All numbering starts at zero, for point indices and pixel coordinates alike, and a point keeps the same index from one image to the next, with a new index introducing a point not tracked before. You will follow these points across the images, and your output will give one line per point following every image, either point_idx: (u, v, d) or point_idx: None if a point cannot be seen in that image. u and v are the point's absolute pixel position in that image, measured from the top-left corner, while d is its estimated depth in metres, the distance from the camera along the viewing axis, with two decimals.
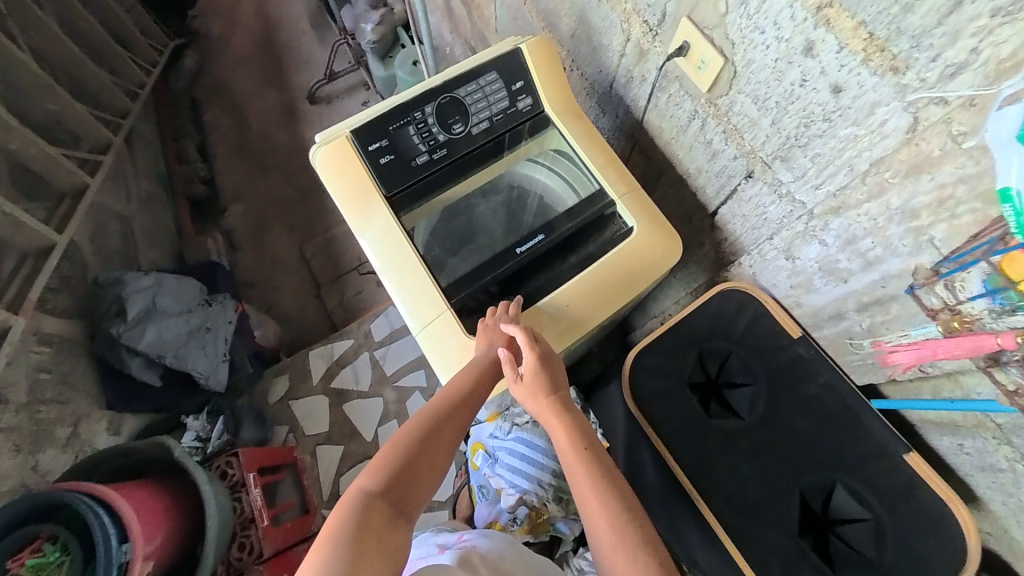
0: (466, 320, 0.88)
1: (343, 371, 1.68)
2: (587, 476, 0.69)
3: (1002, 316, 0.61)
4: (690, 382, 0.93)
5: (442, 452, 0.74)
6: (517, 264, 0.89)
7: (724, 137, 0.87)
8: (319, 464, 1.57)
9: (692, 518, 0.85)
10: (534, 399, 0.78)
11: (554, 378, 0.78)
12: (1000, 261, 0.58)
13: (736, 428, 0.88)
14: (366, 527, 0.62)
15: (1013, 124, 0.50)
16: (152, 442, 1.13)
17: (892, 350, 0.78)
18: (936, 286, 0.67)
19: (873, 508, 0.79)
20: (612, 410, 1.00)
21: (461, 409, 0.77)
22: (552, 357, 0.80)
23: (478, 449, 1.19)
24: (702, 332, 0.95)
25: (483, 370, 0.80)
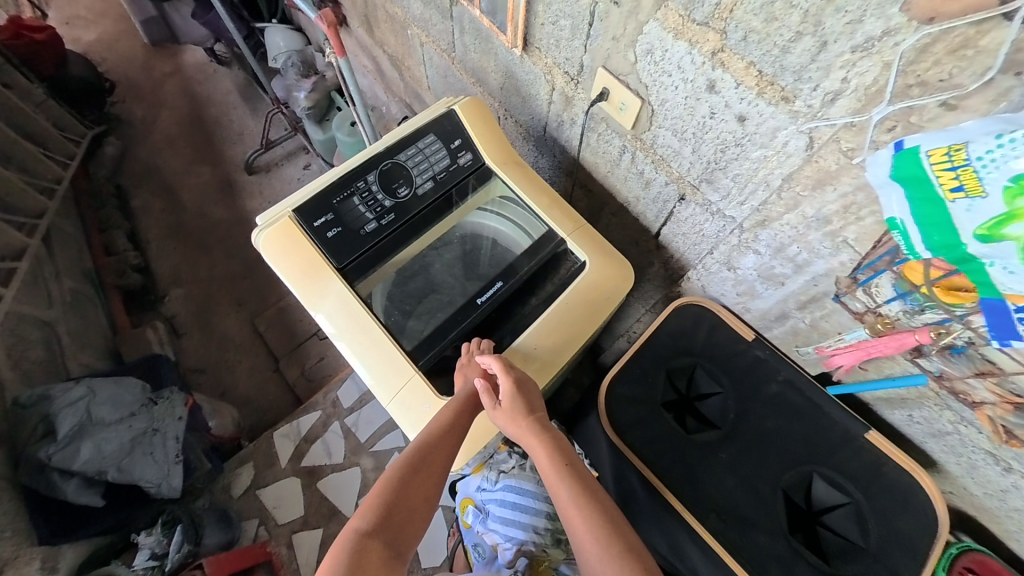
0: (437, 381, 0.85)
1: (314, 447, 1.57)
2: (570, 495, 0.69)
3: (915, 315, 0.67)
4: (663, 402, 0.93)
5: (431, 480, 0.73)
6: (480, 317, 0.90)
7: (654, 166, 0.95)
8: (297, 554, 1.44)
9: (695, 542, 0.83)
10: (513, 424, 0.77)
11: (531, 402, 0.78)
12: (903, 269, 0.64)
13: (715, 439, 0.88)
14: (359, 569, 0.62)
15: (886, 167, 0.55)
16: None
17: (832, 355, 0.82)
18: (857, 293, 0.73)
19: (850, 492, 0.83)
20: (596, 444, 0.95)
21: (443, 441, 0.75)
22: (526, 382, 0.80)
23: (467, 505, 1.13)
24: (665, 352, 0.96)
25: (464, 402, 0.79)
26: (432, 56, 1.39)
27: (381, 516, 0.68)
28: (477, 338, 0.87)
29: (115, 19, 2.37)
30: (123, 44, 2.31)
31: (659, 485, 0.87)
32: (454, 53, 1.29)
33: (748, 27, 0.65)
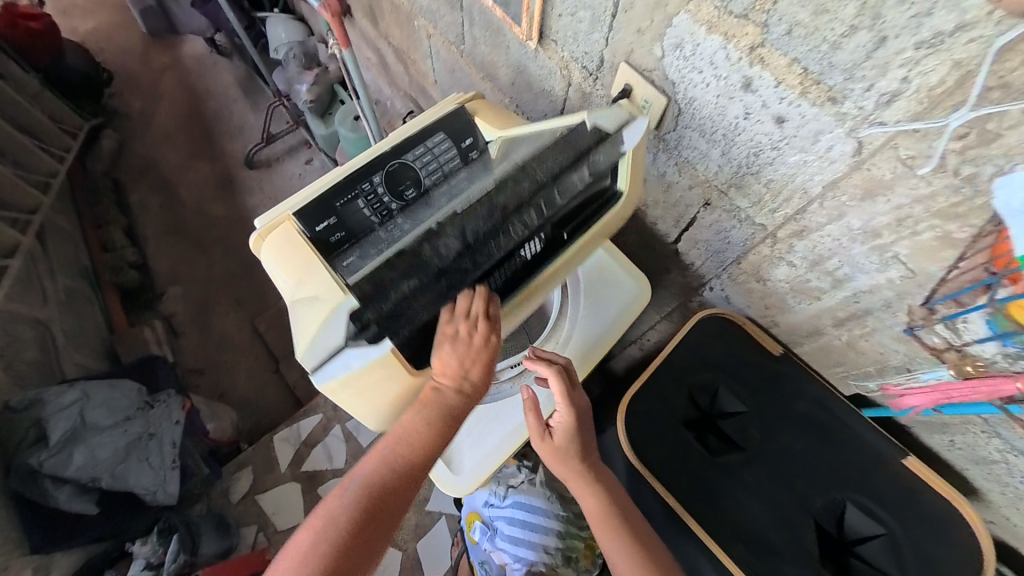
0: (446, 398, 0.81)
1: (314, 452, 1.53)
2: (626, 554, 0.71)
3: (1015, 359, 0.59)
4: (684, 421, 0.86)
5: (385, 523, 0.68)
6: (482, 224, 0.65)
7: (677, 169, 0.89)
8: None
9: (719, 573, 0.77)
10: (564, 465, 0.77)
11: (585, 444, 0.78)
12: (1008, 307, 0.54)
13: (741, 462, 0.82)
14: None
15: None
16: None
17: (902, 393, 0.73)
18: (936, 327, 0.65)
19: (885, 522, 0.77)
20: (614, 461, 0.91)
21: (404, 474, 0.70)
22: (585, 422, 0.79)
23: (473, 521, 1.08)
24: (688, 366, 0.89)
25: (441, 407, 0.70)
26: (439, 50, 1.32)
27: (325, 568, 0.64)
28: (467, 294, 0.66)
29: (113, 9, 2.30)
30: (120, 34, 2.24)
31: (683, 511, 0.80)
32: (462, 47, 1.23)
33: (793, 20, 0.59)
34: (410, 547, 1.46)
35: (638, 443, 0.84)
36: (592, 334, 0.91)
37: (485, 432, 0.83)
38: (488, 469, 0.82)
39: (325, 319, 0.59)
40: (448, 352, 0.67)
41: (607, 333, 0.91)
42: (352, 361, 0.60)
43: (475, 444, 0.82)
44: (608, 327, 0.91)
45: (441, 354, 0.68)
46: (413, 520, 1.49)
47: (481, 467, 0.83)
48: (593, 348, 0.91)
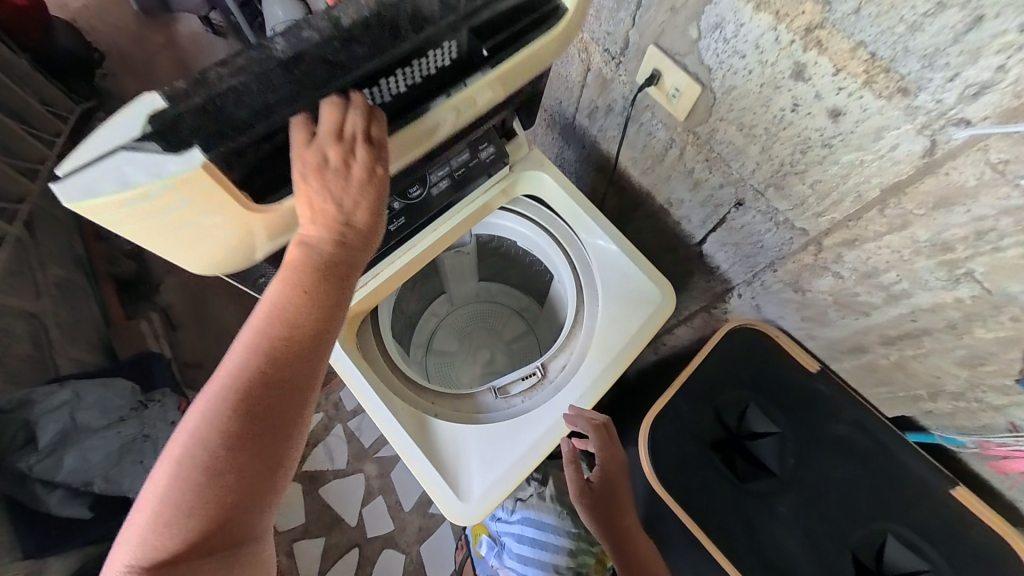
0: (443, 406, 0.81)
1: (314, 452, 1.50)
2: None
3: None
4: (711, 442, 0.80)
5: (277, 446, 0.45)
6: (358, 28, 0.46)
7: (707, 166, 0.80)
8: (298, 564, 1.40)
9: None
10: (603, 519, 0.74)
11: (622, 500, 0.76)
12: None
13: (772, 489, 0.76)
14: None
15: None
16: None
17: (1007, 454, 0.68)
18: None
19: (930, 558, 0.71)
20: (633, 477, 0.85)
21: (291, 354, 0.46)
22: (621, 475, 0.78)
23: (480, 534, 1.04)
24: (715, 382, 0.83)
25: (318, 264, 0.49)
26: None
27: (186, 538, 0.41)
28: (329, 100, 0.47)
29: None
30: (112, 11, 2.14)
31: (709, 540, 0.75)
32: None
33: None
34: (412, 550, 1.43)
35: (661, 467, 0.78)
36: (609, 346, 0.83)
37: (494, 453, 0.76)
38: (497, 498, 0.73)
39: (108, 118, 0.42)
40: (316, 185, 0.47)
41: (627, 344, 0.83)
42: (130, 174, 0.41)
43: (484, 466, 0.75)
44: (628, 338, 0.83)
45: (305, 189, 0.48)
46: (416, 523, 1.45)
47: (490, 494, 0.74)
48: (612, 361, 0.83)
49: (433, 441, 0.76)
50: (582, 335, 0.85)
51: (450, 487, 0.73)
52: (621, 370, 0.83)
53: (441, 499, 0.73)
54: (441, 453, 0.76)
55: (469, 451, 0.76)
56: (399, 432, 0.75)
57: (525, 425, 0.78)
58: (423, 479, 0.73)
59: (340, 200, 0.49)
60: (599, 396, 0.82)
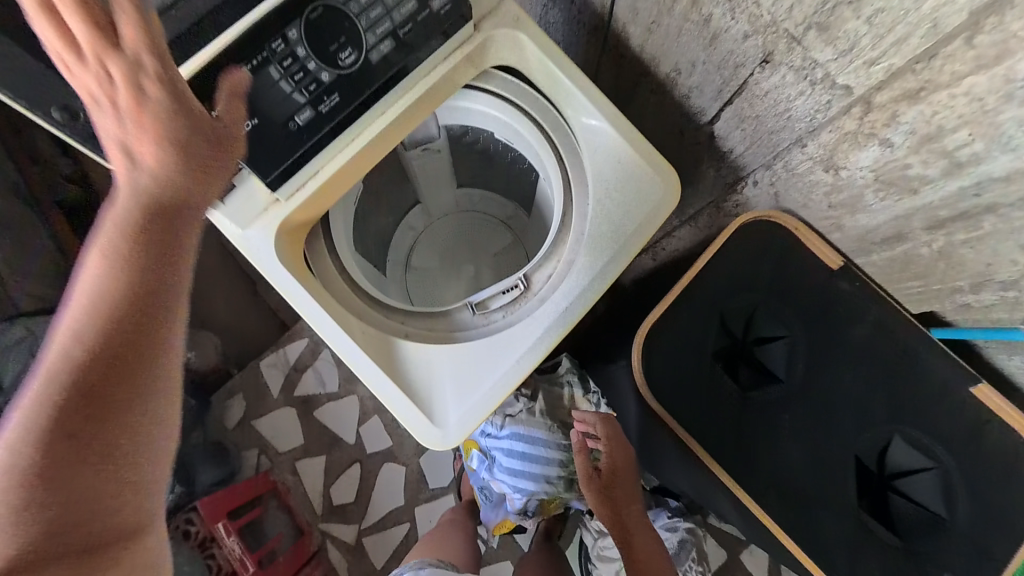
0: (407, 320, 0.72)
1: (304, 376, 1.48)
2: None
3: None
4: (713, 351, 0.72)
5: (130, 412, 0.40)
6: None
7: (731, 8, 0.59)
8: (303, 480, 1.43)
9: (744, 513, 0.71)
10: (610, 508, 0.80)
11: (630, 489, 0.82)
12: None
13: (776, 397, 0.70)
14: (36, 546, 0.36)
15: None
16: None
17: None
18: None
19: (937, 456, 0.66)
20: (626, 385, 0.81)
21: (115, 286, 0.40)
22: (630, 466, 0.83)
23: (471, 449, 1.02)
24: (723, 285, 0.73)
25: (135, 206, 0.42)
26: None
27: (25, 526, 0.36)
28: None
29: None
30: None
31: (702, 452, 0.70)
32: None
33: None
34: (412, 463, 1.46)
35: (655, 379, 0.71)
36: (602, 250, 0.71)
37: (471, 376, 0.68)
38: (474, 422, 0.66)
39: None
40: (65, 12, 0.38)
41: (621, 248, 0.71)
42: None
43: (460, 390, 0.67)
44: (623, 241, 0.71)
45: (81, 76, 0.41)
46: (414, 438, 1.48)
47: (469, 419, 0.66)
48: (605, 268, 0.71)
49: (402, 367, 0.68)
50: (571, 241, 0.73)
51: (422, 414, 0.66)
52: (614, 278, 0.71)
53: (413, 427, 0.66)
54: (410, 379, 0.67)
55: (443, 376, 0.68)
56: (360, 358, 0.65)
57: (505, 344, 0.69)
58: (392, 407, 0.66)
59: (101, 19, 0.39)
60: (589, 308, 0.71)
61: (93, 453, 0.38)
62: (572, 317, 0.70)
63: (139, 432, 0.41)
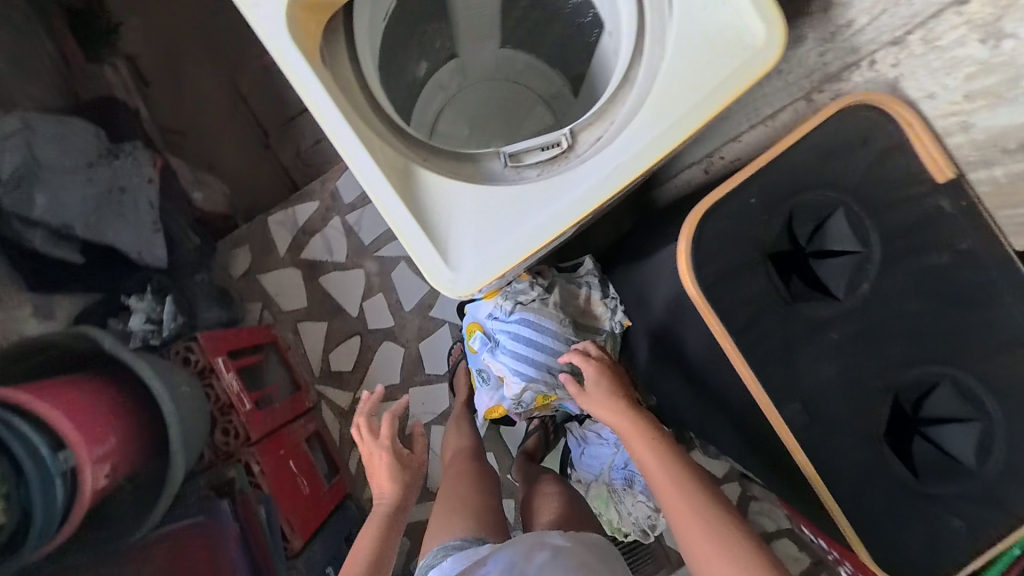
0: (434, 152, 0.63)
1: (313, 241, 1.48)
2: (682, 492, 0.64)
3: None
4: (770, 252, 0.63)
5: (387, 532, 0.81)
6: None
7: None
8: (304, 341, 1.47)
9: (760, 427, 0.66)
10: (602, 409, 0.77)
11: (620, 387, 0.79)
12: None
13: (828, 315, 0.62)
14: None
15: None
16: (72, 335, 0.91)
17: None
18: None
19: (987, 408, 0.57)
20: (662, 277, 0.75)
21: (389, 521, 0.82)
22: (615, 371, 0.82)
23: (475, 331, 0.99)
24: (805, 177, 0.62)
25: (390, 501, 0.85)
26: None
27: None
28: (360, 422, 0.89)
29: None
30: None
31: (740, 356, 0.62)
32: None
33: None
34: (411, 346, 1.47)
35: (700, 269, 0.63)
36: (668, 109, 0.60)
37: (496, 223, 0.60)
38: (493, 273, 0.58)
39: None
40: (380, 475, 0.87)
41: (693, 110, 0.59)
42: None
43: (480, 235, 0.60)
44: (695, 101, 0.59)
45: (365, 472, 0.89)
46: (416, 323, 1.47)
47: (486, 268, 0.58)
48: (671, 127, 0.60)
49: (419, 198, 0.60)
50: (631, 101, 0.63)
51: (436, 252, 0.59)
52: (678, 143, 0.60)
53: (422, 265, 0.59)
54: (428, 213, 0.60)
55: (464, 218, 0.60)
56: (375, 175, 0.57)
57: (538, 197, 0.60)
58: (403, 236, 0.58)
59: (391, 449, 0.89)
60: (642, 173, 0.60)
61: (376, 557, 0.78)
62: (622, 179, 0.60)
63: (385, 537, 0.80)
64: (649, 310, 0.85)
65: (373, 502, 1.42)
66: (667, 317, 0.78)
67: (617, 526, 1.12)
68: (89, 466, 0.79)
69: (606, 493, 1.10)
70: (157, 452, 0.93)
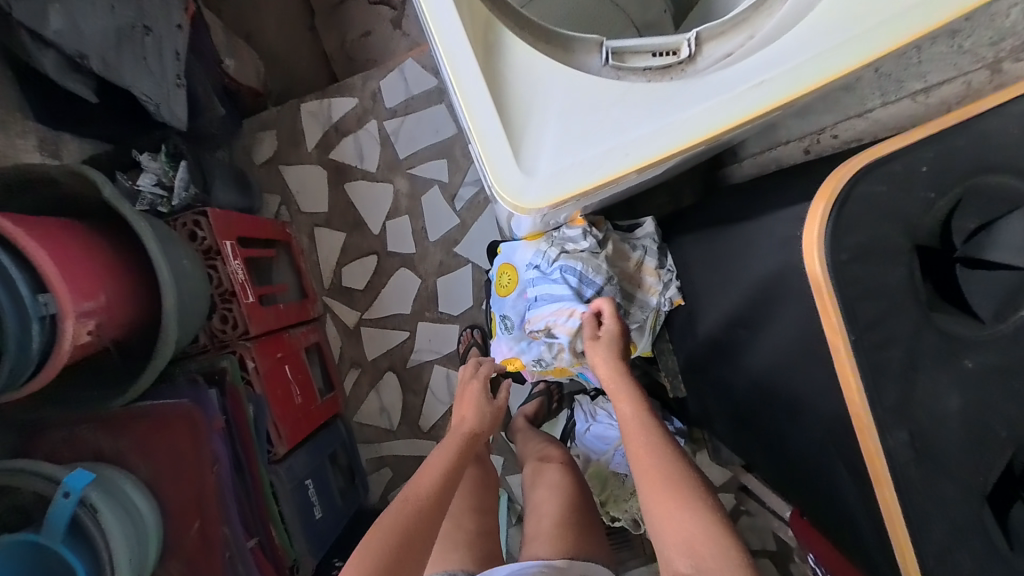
0: (518, 30, 0.51)
1: (345, 142, 1.36)
2: (658, 458, 0.60)
3: None
4: (920, 244, 0.47)
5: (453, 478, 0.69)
6: None
7: None
8: (318, 249, 1.38)
9: (838, 451, 0.55)
10: (604, 368, 0.72)
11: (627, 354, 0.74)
12: None
13: (970, 338, 0.46)
14: (421, 522, 0.61)
15: None
16: (70, 172, 0.75)
17: None
18: None
19: None
20: (751, 256, 0.62)
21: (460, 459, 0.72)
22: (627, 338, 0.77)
23: (506, 272, 0.92)
24: (998, 148, 0.45)
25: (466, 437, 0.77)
26: None
27: (403, 517, 0.61)
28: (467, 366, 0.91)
29: None
30: None
31: (857, 364, 0.47)
32: None
33: None
34: (429, 280, 1.37)
35: (836, 241, 0.46)
36: (852, 16, 0.44)
37: (586, 126, 0.47)
38: (575, 184, 0.45)
39: None
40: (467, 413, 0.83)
41: (888, 24, 0.43)
42: None
43: (565, 138, 0.47)
44: (897, 12, 0.42)
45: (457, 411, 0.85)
46: (438, 256, 1.37)
47: (566, 176, 0.46)
48: (863, 36, 0.43)
49: (496, 80, 0.49)
50: (784, 12, 0.49)
51: (506, 146, 0.46)
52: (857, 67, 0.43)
53: (488, 160, 0.47)
54: (508, 101, 0.48)
55: (547, 113, 0.48)
56: (457, 42, 0.47)
57: (646, 103, 0.47)
58: (473, 120, 0.47)
59: (478, 396, 0.85)
60: (803, 95, 0.44)
61: (437, 497, 0.65)
62: (772, 98, 0.43)
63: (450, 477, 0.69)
64: (719, 291, 0.72)
65: (362, 427, 1.39)
66: (745, 302, 0.65)
67: (608, 510, 1.07)
68: (71, 320, 0.69)
69: (606, 472, 1.05)
70: (143, 321, 0.85)
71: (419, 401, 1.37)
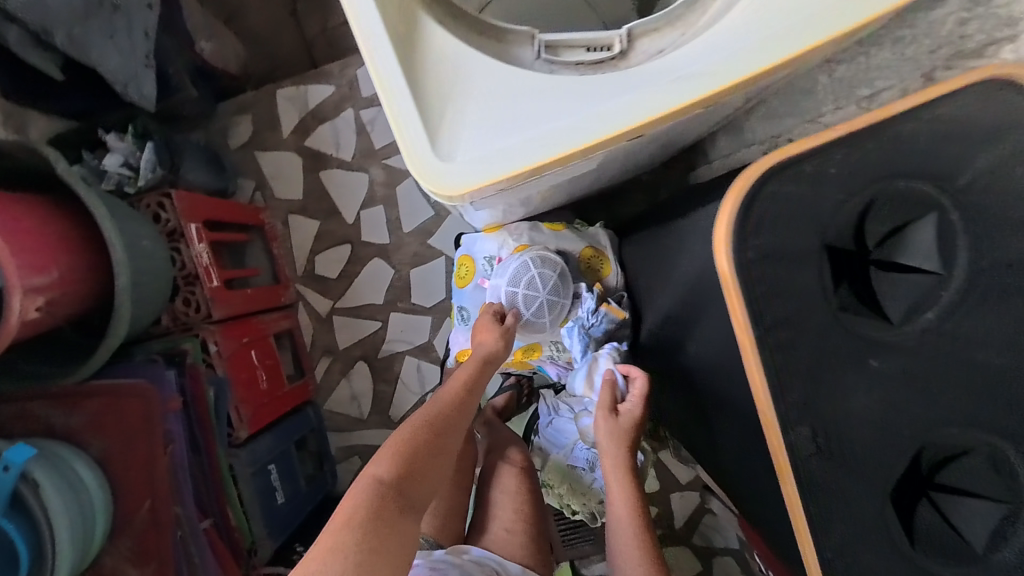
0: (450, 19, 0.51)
1: (322, 129, 1.36)
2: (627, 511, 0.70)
3: None
4: (834, 243, 0.48)
5: (446, 432, 0.65)
6: None
7: None
8: (291, 235, 1.38)
9: (758, 447, 0.56)
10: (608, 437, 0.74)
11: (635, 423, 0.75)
12: None
13: (891, 340, 0.47)
14: (412, 476, 0.58)
15: None
16: (23, 145, 0.76)
17: None
18: None
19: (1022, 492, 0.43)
20: (692, 253, 0.63)
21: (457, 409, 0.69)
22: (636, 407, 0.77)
23: (466, 264, 0.94)
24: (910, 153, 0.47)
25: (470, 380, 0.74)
26: None
27: (391, 469, 0.57)
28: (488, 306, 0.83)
29: None
30: None
31: (766, 363, 0.48)
32: None
33: None
34: (402, 270, 1.38)
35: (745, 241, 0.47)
36: (772, 15, 0.45)
37: (513, 116, 0.48)
38: (498, 172, 0.46)
39: None
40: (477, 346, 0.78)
41: (801, 26, 0.44)
42: None
43: (492, 127, 0.48)
44: (807, 13, 0.44)
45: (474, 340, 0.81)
46: (413, 246, 1.37)
47: (488, 163, 0.46)
48: (781, 35, 0.44)
49: (424, 68, 0.49)
50: (714, 10, 0.50)
51: (430, 135, 0.47)
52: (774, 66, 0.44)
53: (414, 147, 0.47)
54: (437, 90, 0.49)
55: (475, 102, 0.49)
56: (382, 33, 0.48)
57: (572, 94, 0.48)
58: (396, 107, 0.48)
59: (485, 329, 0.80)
60: (720, 92, 0.45)
61: (430, 448, 0.62)
62: (689, 94, 0.44)
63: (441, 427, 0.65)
64: (666, 287, 0.73)
65: (331, 415, 1.39)
66: (686, 298, 0.66)
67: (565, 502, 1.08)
68: (18, 292, 0.70)
69: (563, 466, 1.06)
70: (98, 298, 0.85)
71: (388, 390, 1.38)
